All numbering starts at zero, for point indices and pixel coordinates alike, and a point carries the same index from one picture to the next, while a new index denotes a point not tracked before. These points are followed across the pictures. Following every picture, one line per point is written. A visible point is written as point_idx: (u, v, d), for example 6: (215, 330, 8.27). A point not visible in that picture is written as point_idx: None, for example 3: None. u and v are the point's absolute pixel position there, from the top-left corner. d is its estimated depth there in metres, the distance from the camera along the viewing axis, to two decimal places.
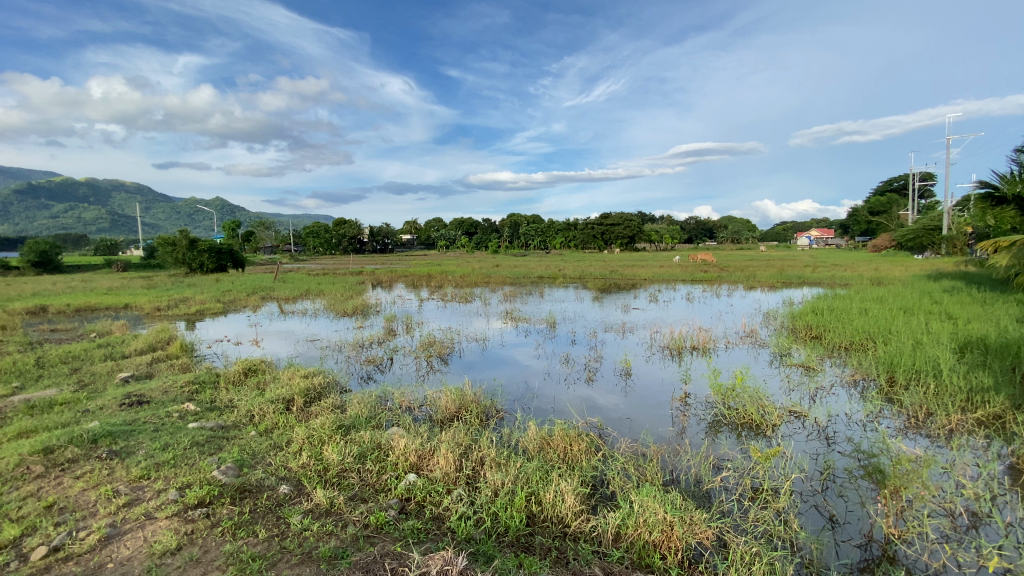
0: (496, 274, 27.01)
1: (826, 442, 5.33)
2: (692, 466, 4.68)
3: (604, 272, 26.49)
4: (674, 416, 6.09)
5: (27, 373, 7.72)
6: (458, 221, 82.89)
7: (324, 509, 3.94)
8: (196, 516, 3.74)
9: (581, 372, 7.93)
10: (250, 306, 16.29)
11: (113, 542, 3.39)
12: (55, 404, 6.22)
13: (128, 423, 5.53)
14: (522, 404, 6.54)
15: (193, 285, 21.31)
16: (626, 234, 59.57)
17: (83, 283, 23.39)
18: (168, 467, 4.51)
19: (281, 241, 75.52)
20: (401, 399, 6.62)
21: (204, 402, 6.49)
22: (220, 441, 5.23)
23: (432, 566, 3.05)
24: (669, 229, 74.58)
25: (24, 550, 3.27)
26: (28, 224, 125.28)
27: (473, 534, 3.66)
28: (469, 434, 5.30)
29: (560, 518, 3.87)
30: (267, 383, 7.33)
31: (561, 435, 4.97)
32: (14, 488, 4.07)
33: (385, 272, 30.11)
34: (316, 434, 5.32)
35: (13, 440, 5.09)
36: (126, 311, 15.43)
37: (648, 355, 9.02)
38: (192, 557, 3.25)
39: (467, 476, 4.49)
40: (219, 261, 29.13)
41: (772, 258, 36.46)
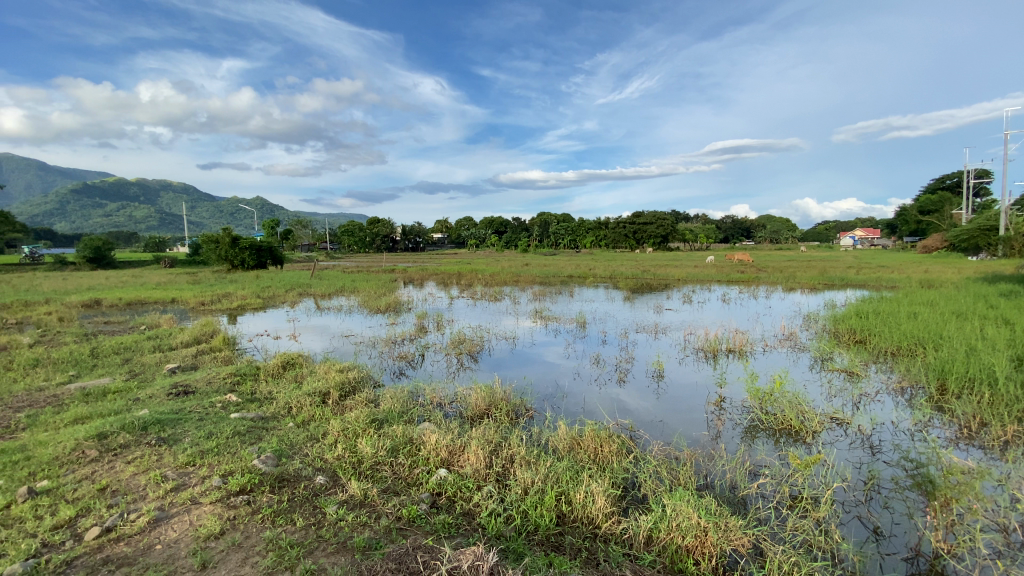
0: (526, 272, 27.13)
1: (870, 451, 5.10)
2: (727, 471, 4.56)
3: (636, 271, 26.13)
4: (708, 420, 5.95)
5: (83, 363, 8.18)
6: (488, 220, 83.19)
7: (358, 500, 4.03)
8: (237, 502, 3.88)
9: (612, 372, 7.87)
10: (288, 302, 16.77)
11: (161, 525, 3.56)
12: (108, 392, 6.58)
13: (175, 412, 5.80)
14: (552, 404, 6.50)
15: (235, 281, 22.19)
16: (658, 233, 58.53)
17: (134, 277, 24.66)
18: (211, 454, 4.70)
19: (317, 240, 77.72)
20: (432, 395, 6.71)
21: (245, 394, 6.73)
22: (260, 431, 5.41)
23: (463, 560, 3.06)
24: (703, 228, 72.90)
25: (79, 530, 3.47)
26: (84, 224, 132.84)
27: (503, 531, 3.67)
28: (499, 431, 5.32)
29: (590, 519, 3.83)
30: (303, 376, 7.54)
31: (592, 435, 4.92)
32: (71, 471, 4.32)
33: (417, 270, 30.54)
34: (350, 427, 5.45)
35: (70, 425, 5.41)
36: (173, 304, 16.18)
37: (681, 357, 8.81)
38: (234, 541, 3.38)
39: (497, 473, 4.50)
40: (259, 258, 30.14)
41: (812, 258, 35.16)
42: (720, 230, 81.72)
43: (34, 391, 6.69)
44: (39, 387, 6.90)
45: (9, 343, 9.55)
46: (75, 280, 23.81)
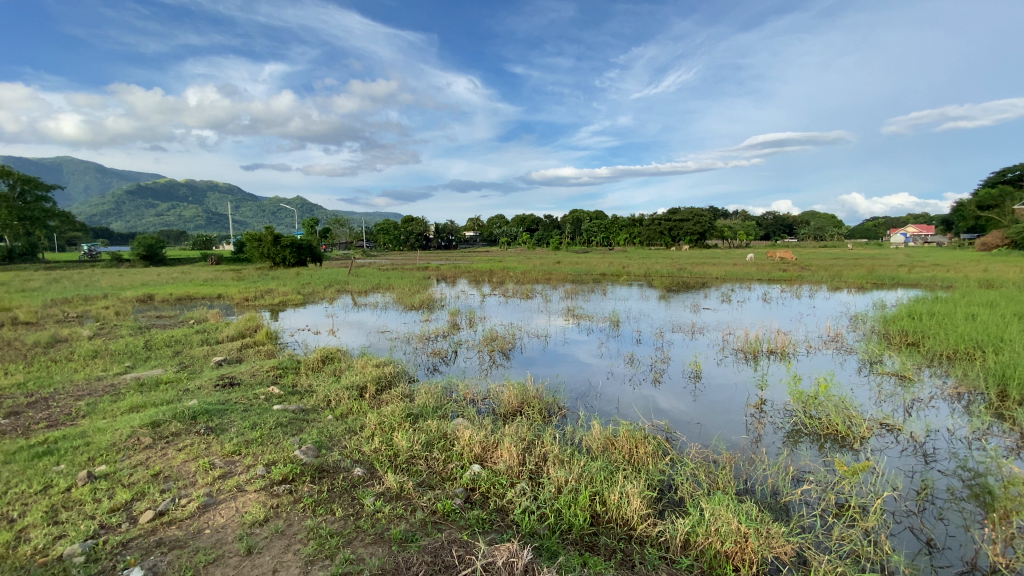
0: (558, 270, 27.04)
1: (924, 459, 4.83)
2: (768, 477, 4.40)
3: (670, 269, 25.64)
4: (748, 423, 5.77)
5: (137, 354, 8.65)
6: (520, 218, 83.25)
7: (394, 493, 4.11)
8: (280, 491, 4.02)
9: (647, 373, 7.73)
10: (326, 298, 17.24)
11: (210, 510, 3.73)
12: (160, 383, 6.94)
13: (222, 402, 6.06)
14: (585, 403, 6.44)
15: (276, 278, 22.99)
16: (695, 231, 57.57)
17: (183, 274, 25.89)
18: (256, 444, 4.88)
19: (354, 238, 79.67)
20: (465, 391, 6.76)
21: (287, 386, 6.97)
22: (301, 423, 5.59)
23: (498, 556, 3.07)
24: (742, 225, 70.81)
25: (135, 513, 3.67)
26: (138, 223, 140.41)
27: (537, 529, 3.66)
28: (532, 429, 5.32)
29: (625, 520, 3.78)
30: (342, 370, 7.74)
31: (627, 436, 4.84)
32: (128, 457, 4.57)
33: (450, 268, 30.94)
34: (387, 421, 5.56)
35: (127, 413, 5.73)
36: (219, 300, 16.87)
37: (719, 358, 8.57)
38: (277, 529, 3.50)
39: (530, 471, 4.49)
40: (299, 256, 31.08)
41: (859, 256, 33.58)
42: (760, 227, 79.05)
43: (94, 380, 7.14)
44: (98, 377, 7.34)
45: (72, 335, 10.20)
46: (131, 276, 25.21)
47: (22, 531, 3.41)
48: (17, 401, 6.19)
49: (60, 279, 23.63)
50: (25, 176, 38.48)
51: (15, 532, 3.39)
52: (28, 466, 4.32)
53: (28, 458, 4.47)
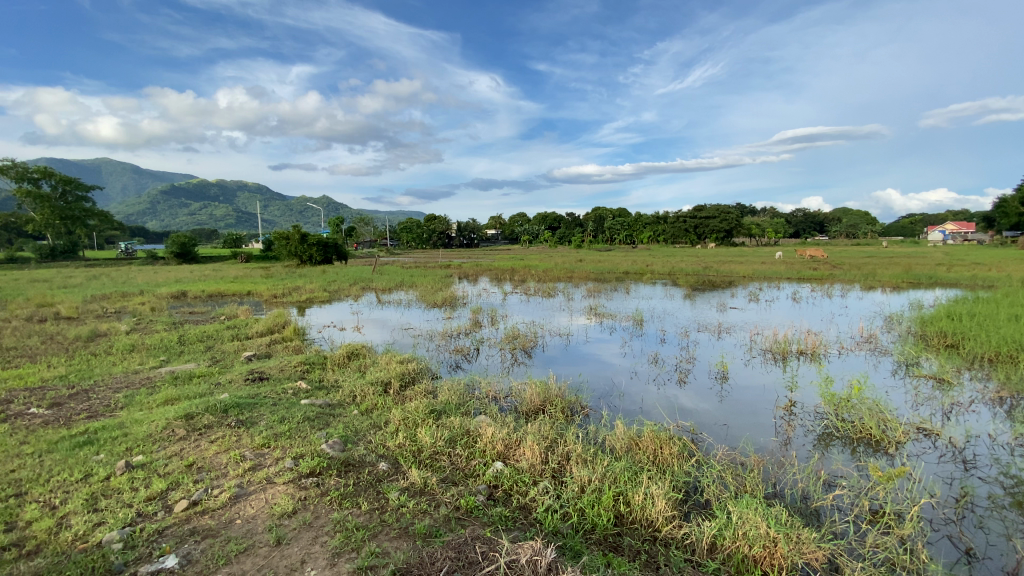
0: (580, 268, 26.91)
1: (963, 465, 4.63)
2: (799, 481, 4.29)
3: (695, 267, 25.23)
4: (777, 425, 5.63)
5: (172, 349, 8.95)
6: (542, 215, 83.07)
7: (418, 488, 4.15)
8: (308, 483, 4.10)
9: (672, 373, 7.62)
10: (351, 295, 17.52)
11: (240, 501, 3.83)
12: (193, 376, 7.17)
13: (252, 396, 6.22)
14: (609, 403, 6.38)
15: (302, 275, 23.47)
16: (721, 228, 56.61)
17: (214, 272, 26.64)
18: (284, 437, 4.99)
19: (378, 236, 80.79)
20: (488, 388, 6.78)
21: (314, 381, 7.12)
22: (328, 417, 5.69)
23: (522, 554, 3.06)
24: (770, 223, 69.23)
25: (170, 502, 3.80)
26: (172, 222, 145.02)
27: (560, 528, 3.64)
28: (555, 427, 5.30)
29: (649, 522, 3.73)
30: (367, 366, 7.85)
31: (651, 436, 4.77)
32: (163, 447, 4.74)
33: (471, 265, 31.07)
34: (410, 417, 5.62)
35: (162, 405, 5.94)
36: (248, 297, 17.30)
37: (746, 359, 8.39)
38: (305, 521, 3.58)
39: (553, 470, 4.47)
40: (326, 254, 31.64)
41: (894, 255, 32.43)
42: (789, 225, 77.04)
43: (132, 373, 7.41)
44: (135, 370, 7.61)
45: (110, 330, 10.60)
46: (165, 273, 26.06)
47: (64, 517, 3.57)
48: (60, 392, 6.47)
49: (99, 276, 24.56)
50: (67, 177, 40.12)
51: (57, 518, 3.54)
52: (69, 455, 4.51)
53: (70, 448, 4.67)
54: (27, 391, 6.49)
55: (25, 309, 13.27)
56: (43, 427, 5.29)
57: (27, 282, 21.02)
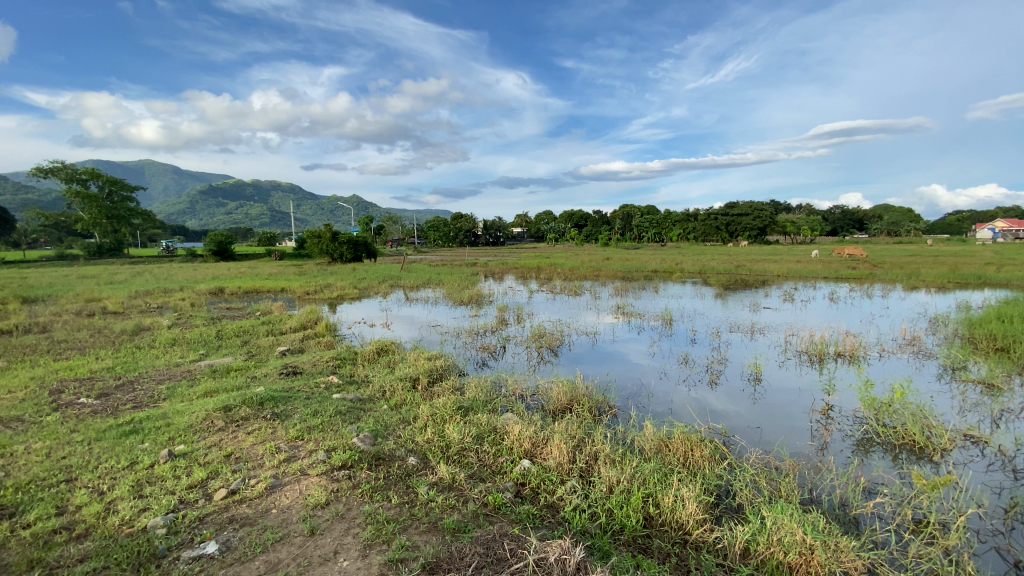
0: (608, 266, 26.65)
1: (1015, 475, 4.39)
2: (836, 487, 4.14)
3: (727, 266, 24.64)
4: (813, 429, 5.45)
5: (210, 343, 9.29)
6: (569, 213, 82.66)
7: (447, 483, 4.19)
8: (340, 476, 4.19)
9: (703, 374, 7.46)
10: (380, 293, 17.81)
11: (276, 492, 3.95)
12: (231, 370, 7.43)
13: (286, 390, 6.40)
14: (637, 403, 6.31)
15: (333, 273, 24.02)
16: (754, 225, 55.11)
17: (249, 269, 27.51)
18: (317, 431, 5.12)
19: (406, 234, 81.96)
20: (514, 386, 6.80)
21: (345, 376, 7.28)
22: (359, 412, 5.81)
23: (550, 553, 3.05)
24: (806, 220, 67.05)
25: (210, 490, 3.95)
26: (209, 221, 150.03)
27: (588, 528, 3.62)
28: (583, 427, 5.27)
29: (679, 524, 3.67)
30: (396, 362, 7.98)
31: (682, 438, 4.69)
32: (204, 437, 4.93)
33: (498, 263, 31.16)
34: (438, 412, 5.68)
35: (202, 397, 6.18)
36: (282, 294, 17.80)
37: (781, 360, 8.14)
38: (338, 512, 3.66)
39: (580, 469, 4.43)
40: (356, 252, 32.24)
41: (941, 254, 30.81)
42: (826, 222, 74.44)
43: (173, 366, 7.73)
44: (177, 362, 7.94)
45: (153, 324, 11.08)
46: (203, 270, 27.09)
47: (111, 502, 3.75)
48: (108, 384, 6.80)
49: (143, 272, 25.73)
50: (113, 178, 41.99)
51: (105, 503, 3.73)
52: (117, 443, 4.74)
53: (117, 436, 4.91)
54: (77, 381, 6.85)
55: (76, 304, 13.98)
56: (92, 416, 5.56)
57: (77, 278, 22.11)
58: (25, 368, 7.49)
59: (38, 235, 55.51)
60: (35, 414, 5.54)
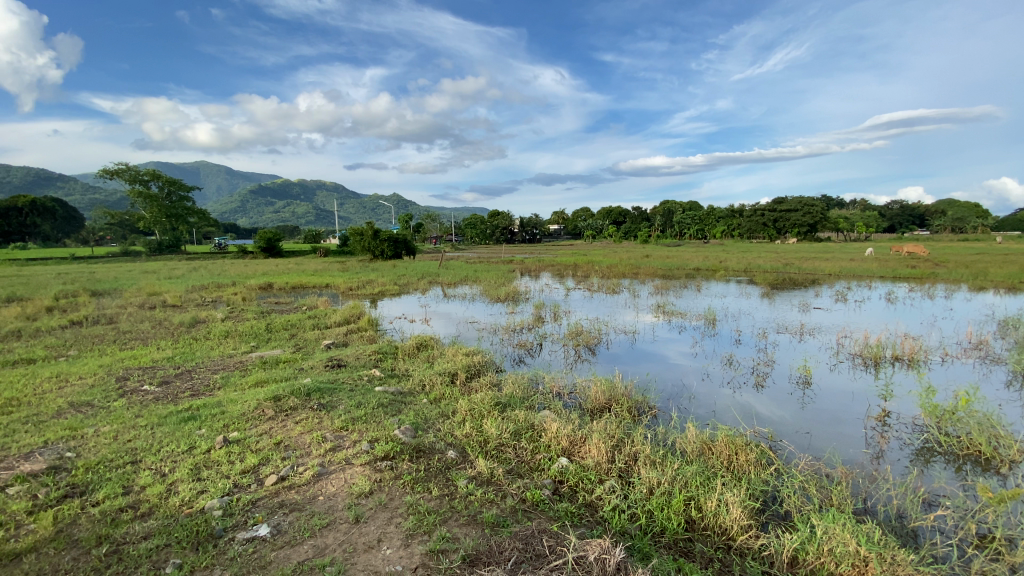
0: (647, 264, 26.16)
1: None
2: (893, 497, 3.93)
3: (774, 265, 23.71)
4: (868, 437, 5.19)
5: (261, 336, 9.74)
6: (607, 210, 81.56)
7: (486, 478, 4.24)
8: (383, 466, 4.31)
9: (748, 376, 7.23)
10: (419, 289, 18.11)
11: (323, 479, 4.10)
12: (280, 361, 7.76)
13: (331, 381, 6.65)
14: (678, 404, 6.17)
15: (375, 269, 24.65)
16: (804, 222, 52.65)
17: (296, 265, 28.66)
18: (361, 422, 5.28)
19: (444, 232, 83.19)
20: (552, 383, 6.79)
21: (387, 369, 7.48)
22: (400, 404, 5.96)
23: (590, 551, 3.04)
24: (860, 217, 63.63)
25: (261, 476, 4.15)
26: (258, 219, 157.01)
27: (628, 528, 3.58)
28: (622, 427, 5.20)
29: (723, 529, 3.57)
30: (435, 357, 8.13)
31: (726, 441, 4.57)
32: (255, 425, 5.17)
33: (535, 261, 31.23)
34: (477, 408, 5.75)
35: (254, 386, 6.50)
36: (326, 289, 18.42)
37: (833, 363, 7.77)
38: (381, 501, 3.77)
39: (619, 470, 4.38)
40: (396, 250, 32.91)
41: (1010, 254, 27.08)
42: (882, 219, 70.37)
43: (227, 357, 8.14)
44: (231, 354, 8.37)
45: (209, 317, 11.71)
46: (253, 266, 28.39)
47: (172, 484, 4.00)
48: (168, 372, 7.24)
49: (199, 268, 27.27)
50: (172, 178, 44.34)
51: (167, 485, 3.98)
52: (177, 429, 5.05)
53: (177, 422, 5.22)
54: (141, 369, 7.33)
55: (140, 298, 14.95)
56: (155, 402, 5.94)
57: (140, 273, 23.61)
58: (96, 356, 8.07)
59: (106, 232, 59.72)
60: (104, 400, 5.96)
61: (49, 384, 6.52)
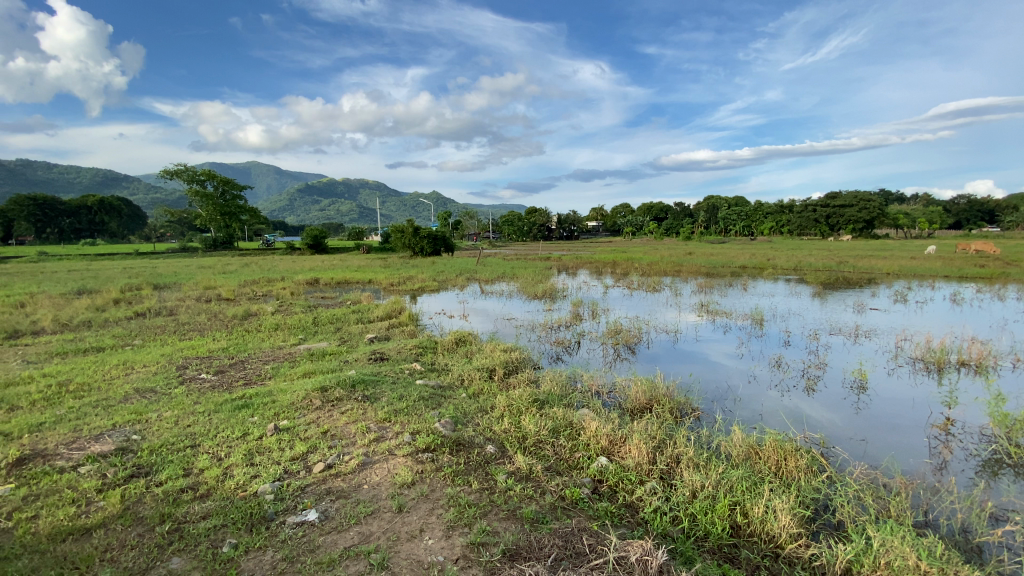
0: (689, 262, 25.49)
1: None
2: (957, 511, 3.69)
3: (826, 263, 22.63)
4: (930, 446, 4.88)
5: (308, 329, 10.13)
6: (647, 206, 79.88)
7: (525, 474, 4.26)
8: (424, 458, 4.41)
9: (797, 379, 6.94)
10: (458, 286, 18.35)
11: (367, 469, 4.23)
12: (326, 353, 8.06)
13: (374, 374, 6.85)
14: (723, 407, 6.00)
15: (415, 265, 25.18)
16: (860, 217, 49.80)
17: (340, 261, 29.63)
18: (403, 414, 5.42)
19: (482, 229, 83.84)
20: (591, 382, 6.74)
21: (427, 363, 7.63)
22: (439, 398, 6.07)
23: (631, 552, 3.02)
24: (923, 212, 59.73)
25: (309, 463, 4.33)
26: (304, 217, 162.87)
27: (670, 531, 3.52)
28: (663, 428, 5.11)
29: (770, 537, 3.46)
30: (473, 353, 8.24)
31: (774, 446, 4.41)
32: (304, 415, 5.39)
33: (574, 258, 31.11)
34: (515, 404, 5.79)
35: (302, 377, 6.78)
36: (369, 285, 18.94)
37: (891, 368, 7.35)
38: (423, 492, 3.86)
39: (661, 471, 4.31)
40: (435, 246, 33.45)
41: None
42: (946, 215, 65.88)
43: (276, 349, 8.52)
44: (280, 345, 8.75)
45: (260, 310, 12.28)
46: (300, 262, 29.53)
47: (228, 468, 4.22)
48: (223, 362, 7.65)
49: (250, 264, 28.63)
50: (226, 177, 46.55)
51: (223, 468, 4.20)
52: (231, 416, 5.32)
53: (232, 409, 5.51)
54: (198, 359, 7.76)
55: (197, 291, 15.85)
56: (211, 390, 6.29)
57: (197, 268, 25.01)
58: (158, 346, 8.61)
59: (166, 229, 63.59)
60: (165, 387, 6.36)
61: (118, 371, 7.01)
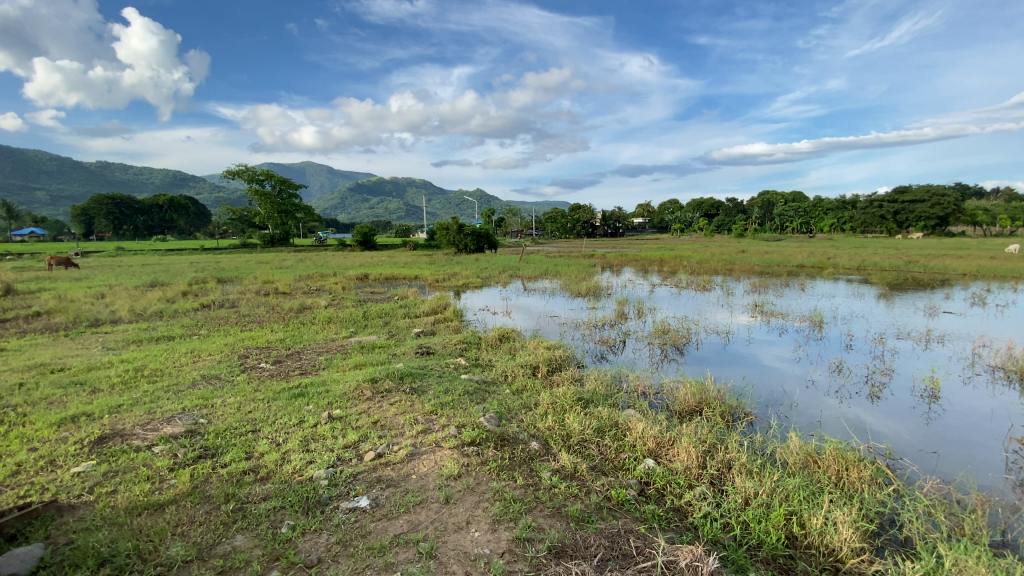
0: (741, 261, 24.53)
1: None
2: None
3: (894, 262, 21.18)
4: (1012, 462, 4.51)
5: (358, 322, 10.51)
6: (696, 202, 77.45)
7: (569, 472, 4.26)
8: (470, 452, 4.48)
9: (860, 385, 6.56)
10: (501, 282, 18.48)
11: (415, 460, 4.35)
12: (375, 346, 8.34)
13: (421, 367, 7.02)
14: (778, 413, 5.75)
15: (459, 262, 25.57)
16: (932, 214, 46.26)
17: (388, 258, 30.50)
18: (449, 407, 5.53)
19: (526, 227, 83.86)
20: (636, 382, 6.64)
21: (471, 359, 7.75)
22: (484, 393, 6.14)
23: (680, 557, 2.97)
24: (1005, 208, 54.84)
25: (361, 452, 4.50)
26: (353, 215, 168.61)
27: (721, 538, 3.43)
28: (713, 432, 4.97)
29: (830, 550, 3.30)
30: (517, 349, 8.29)
31: (835, 455, 4.20)
32: (355, 405, 5.61)
33: (618, 255, 30.69)
34: (559, 401, 5.79)
35: (353, 369, 7.05)
36: (416, 280, 19.41)
37: (966, 376, 6.82)
38: (469, 485, 3.93)
39: (711, 476, 4.19)
40: (479, 244, 33.79)
41: None
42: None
43: (329, 341, 8.89)
44: (333, 338, 9.13)
45: (314, 304, 12.84)
46: (351, 258, 30.63)
47: (286, 453, 4.46)
48: (280, 352, 8.07)
49: (303, 259, 30.02)
50: (282, 178, 48.86)
51: (282, 453, 4.44)
52: (288, 403, 5.61)
53: (289, 397, 5.81)
54: (258, 349, 8.22)
55: (256, 285, 16.75)
56: (270, 379, 6.65)
57: (256, 263, 26.46)
58: (221, 335, 9.18)
59: (228, 227, 67.47)
60: (228, 374, 6.78)
61: (187, 358, 7.53)
